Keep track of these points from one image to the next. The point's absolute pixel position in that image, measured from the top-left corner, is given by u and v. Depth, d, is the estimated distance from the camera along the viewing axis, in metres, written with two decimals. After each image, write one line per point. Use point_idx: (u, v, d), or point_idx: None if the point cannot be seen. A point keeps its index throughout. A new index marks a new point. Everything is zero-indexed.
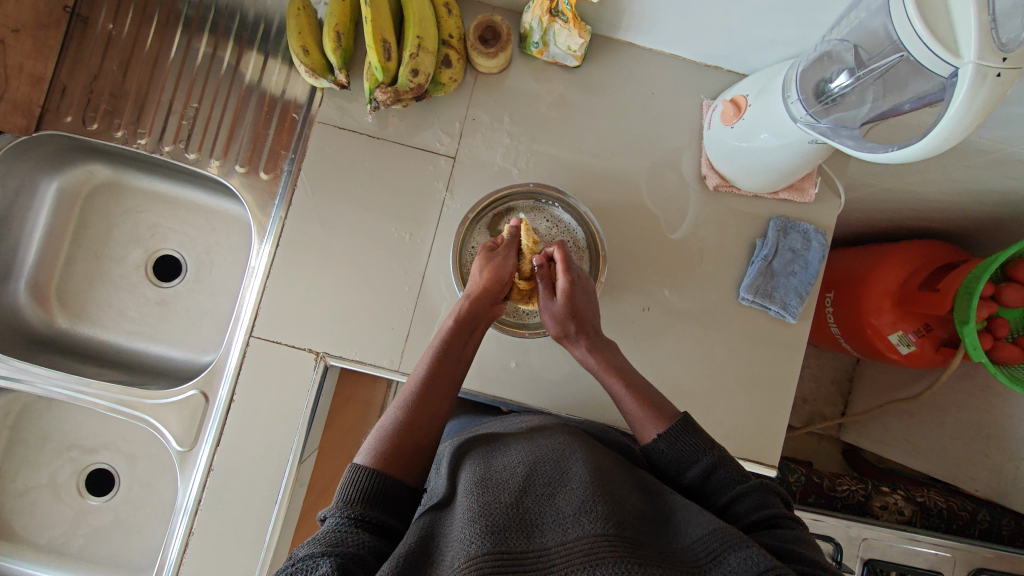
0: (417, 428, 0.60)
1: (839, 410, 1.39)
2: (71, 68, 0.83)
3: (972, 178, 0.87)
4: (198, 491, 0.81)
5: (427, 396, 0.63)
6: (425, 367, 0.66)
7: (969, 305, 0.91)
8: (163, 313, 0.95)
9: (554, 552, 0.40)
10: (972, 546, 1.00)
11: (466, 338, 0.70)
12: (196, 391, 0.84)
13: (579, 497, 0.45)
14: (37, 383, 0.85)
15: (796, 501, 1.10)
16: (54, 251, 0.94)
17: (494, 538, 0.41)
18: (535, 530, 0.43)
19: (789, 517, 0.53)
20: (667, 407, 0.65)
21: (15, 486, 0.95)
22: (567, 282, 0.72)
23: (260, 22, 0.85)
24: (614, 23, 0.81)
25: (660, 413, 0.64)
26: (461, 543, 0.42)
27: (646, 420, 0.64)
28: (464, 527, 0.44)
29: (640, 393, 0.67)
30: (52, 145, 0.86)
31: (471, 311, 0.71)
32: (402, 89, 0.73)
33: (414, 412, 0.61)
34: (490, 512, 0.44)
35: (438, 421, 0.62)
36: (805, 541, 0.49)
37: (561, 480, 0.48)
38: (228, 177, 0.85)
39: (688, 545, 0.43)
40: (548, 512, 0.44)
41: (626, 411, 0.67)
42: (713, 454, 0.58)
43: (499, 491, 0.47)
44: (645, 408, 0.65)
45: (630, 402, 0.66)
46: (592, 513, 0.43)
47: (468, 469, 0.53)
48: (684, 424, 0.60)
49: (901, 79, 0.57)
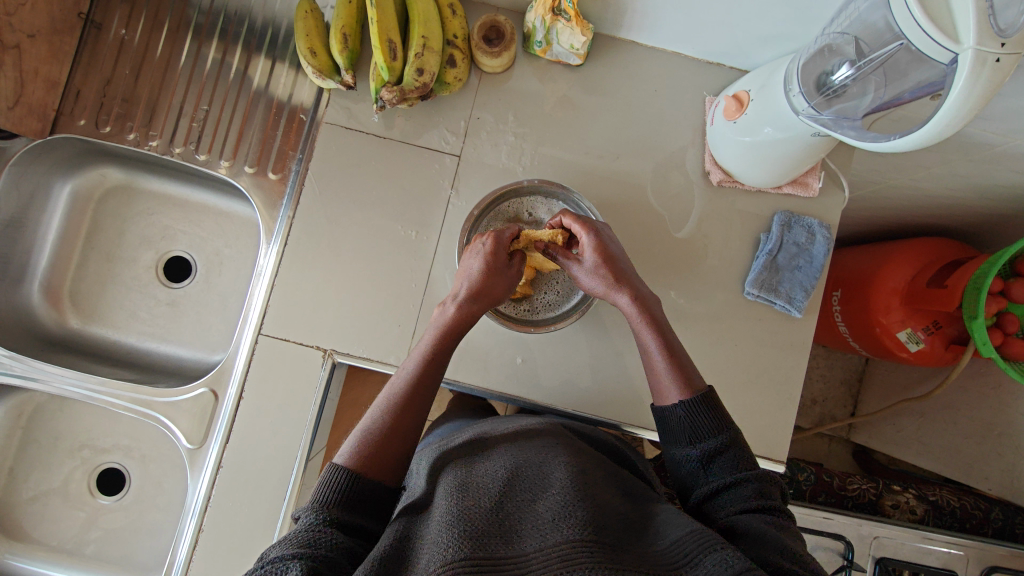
0: (398, 432, 0.58)
1: (849, 410, 1.38)
2: (85, 73, 0.85)
3: (978, 173, 0.87)
4: (207, 488, 0.81)
5: (412, 398, 0.62)
6: (411, 369, 0.65)
7: (979, 300, 0.91)
8: (173, 314, 0.97)
9: (532, 558, 0.40)
10: (985, 544, 0.98)
11: (453, 340, 0.68)
12: (205, 389, 0.85)
13: (559, 502, 0.45)
14: (51, 382, 0.87)
15: (806, 500, 1.09)
16: (68, 253, 0.95)
17: (472, 543, 0.41)
18: (514, 535, 0.43)
19: (781, 510, 0.52)
20: (693, 373, 0.62)
21: (27, 486, 0.96)
22: (590, 233, 0.68)
23: (269, 26, 0.87)
24: (616, 22, 0.82)
25: (686, 378, 0.61)
26: (438, 548, 0.42)
27: (669, 385, 0.62)
28: (441, 532, 0.43)
29: (671, 355, 0.63)
30: (67, 149, 0.88)
31: (460, 316, 0.68)
32: (407, 88, 0.74)
33: (397, 414, 0.60)
34: (468, 517, 0.44)
35: (420, 419, 0.61)
36: (791, 535, 0.49)
37: (542, 484, 0.48)
38: (237, 178, 0.87)
39: (665, 548, 0.43)
40: (528, 517, 0.44)
41: (652, 371, 0.64)
42: (727, 436, 0.57)
43: (479, 496, 0.47)
44: (671, 371, 0.62)
45: (657, 365, 0.64)
46: (572, 518, 0.43)
47: (449, 473, 0.53)
48: (705, 400, 0.59)
49: (901, 69, 0.58)
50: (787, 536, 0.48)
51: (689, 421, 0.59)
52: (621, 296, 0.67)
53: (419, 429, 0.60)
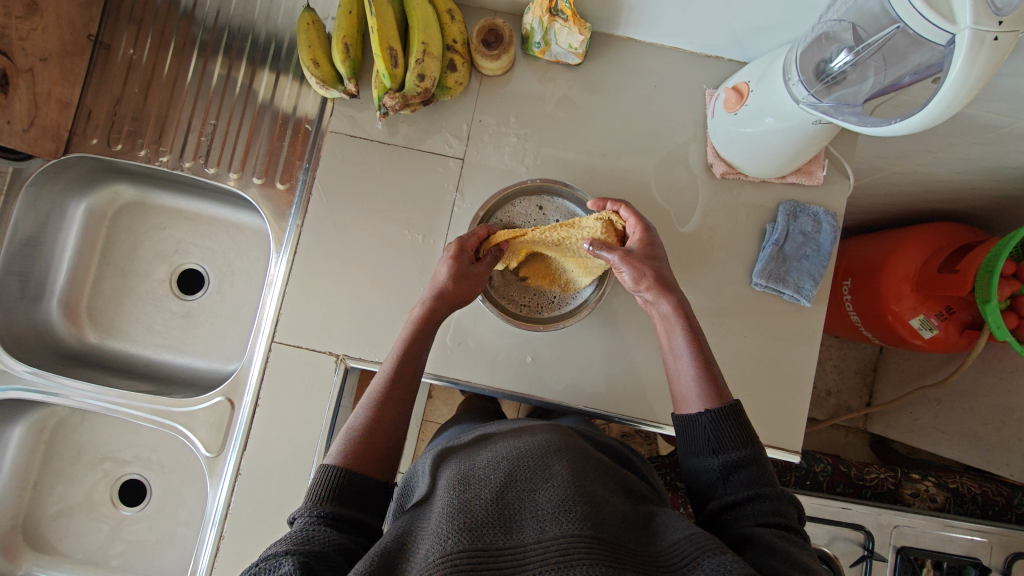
0: (381, 430, 0.59)
1: (864, 400, 1.37)
2: (96, 93, 0.87)
3: (984, 156, 0.86)
4: (227, 495, 0.83)
5: (393, 398, 0.63)
6: (389, 368, 0.66)
7: (991, 283, 0.89)
8: (188, 325, 0.98)
9: (530, 550, 0.41)
10: (1008, 530, 0.98)
11: (427, 336, 0.70)
12: (222, 398, 0.87)
13: (559, 495, 0.45)
14: (72, 396, 0.88)
15: (824, 491, 1.08)
16: (85, 270, 0.97)
17: (471, 534, 0.42)
18: (513, 526, 0.43)
19: (798, 532, 0.51)
20: (721, 383, 0.62)
21: (51, 500, 0.98)
22: (642, 228, 0.70)
23: (272, 41, 0.89)
24: (613, 20, 0.83)
25: (716, 388, 0.61)
26: (436, 540, 0.42)
27: (698, 389, 0.62)
28: (442, 524, 0.44)
29: (705, 360, 0.64)
30: (80, 168, 0.90)
31: (427, 314, 0.70)
32: (409, 94, 0.76)
33: (379, 415, 0.61)
34: (469, 509, 0.44)
35: (404, 421, 0.62)
36: (804, 552, 0.48)
37: (543, 475, 0.48)
38: (246, 189, 0.88)
39: (664, 549, 0.43)
40: (529, 508, 0.44)
41: (681, 374, 0.65)
42: (746, 452, 0.56)
43: (480, 488, 0.47)
44: (700, 382, 0.62)
45: (686, 372, 0.64)
46: (571, 513, 0.43)
47: (450, 467, 0.53)
48: (731, 413, 0.58)
49: (900, 51, 0.58)
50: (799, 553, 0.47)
51: (713, 433, 0.58)
52: (663, 301, 0.66)
53: (400, 423, 0.62)
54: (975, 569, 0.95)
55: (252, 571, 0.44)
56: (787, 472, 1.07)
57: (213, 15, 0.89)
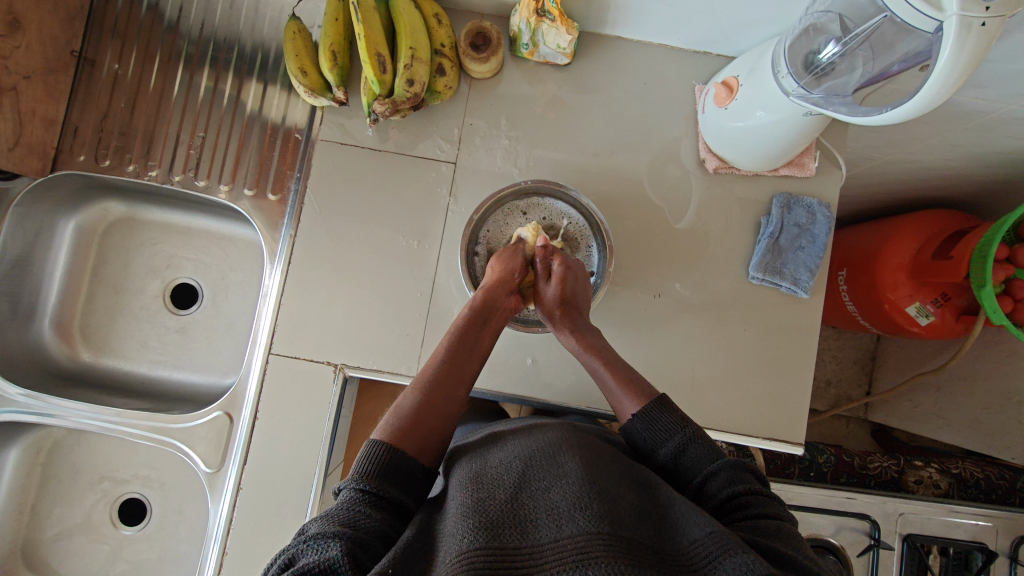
0: (431, 411, 0.59)
1: (864, 389, 1.37)
2: (81, 110, 0.87)
3: (974, 142, 0.87)
4: (228, 511, 0.81)
5: (444, 377, 0.63)
6: (440, 355, 0.66)
7: (985, 269, 0.89)
8: (183, 341, 0.97)
9: (546, 550, 0.40)
10: (1012, 513, 0.98)
11: (479, 328, 0.69)
12: (220, 412, 0.86)
13: (575, 492, 0.44)
14: (69, 417, 0.87)
15: (829, 482, 1.08)
16: (76, 289, 0.96)
17: (486, 533, 0.42)
18: (527, 527, 0.43)
19: (763, 494, 0.51)
20: (650, 389, 0.64)
21: (48, 524, 0.96)
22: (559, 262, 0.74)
23: (258, 51, 0.88)
24: (600, 18, 0.83)
25: (642, 394, 0.63)
26: (454, 539, 0.42)
27: (628, 402, 0.63)
28: (458, 523, 0.44)
29: (625, 377, 0.66)
30: (69, 185, 0.89)
31: (485, 301, 0.71)
32: (399, 99, 0.74)
33: (427, 394, 0.61)
34: (483, 510, 0.44)
35: (453, 405, 0.62)
36: (785, 535, 0.46)
37: (556, 472, 0.47)
38: (237, 202, 0.87)
39: (685, 546, 0.42)
40: (542, 507, 0.44)
41: (607, 390, 0.66)
42: (685, 433, 0.56)
43: (493, 488, 0.47)
44: (626, 389, 0.64)
45: (614, 388, 0.65)
46: (588, 509, 0.42)
47: (462, 468, 0.53)
48: (660, 404, 0.59)
49: (887, 40, 0.59)
50: (780, 541, 0.45)
51: (649, 427, 0.58)
52: (564, 332, 0.72)
53: (447, 408, 0.61)
54: (982, 554, 0.97)
55: (298, 548, 0.44)
56: (790, 465, 1.07)
57: (198, 28, 0.88)
